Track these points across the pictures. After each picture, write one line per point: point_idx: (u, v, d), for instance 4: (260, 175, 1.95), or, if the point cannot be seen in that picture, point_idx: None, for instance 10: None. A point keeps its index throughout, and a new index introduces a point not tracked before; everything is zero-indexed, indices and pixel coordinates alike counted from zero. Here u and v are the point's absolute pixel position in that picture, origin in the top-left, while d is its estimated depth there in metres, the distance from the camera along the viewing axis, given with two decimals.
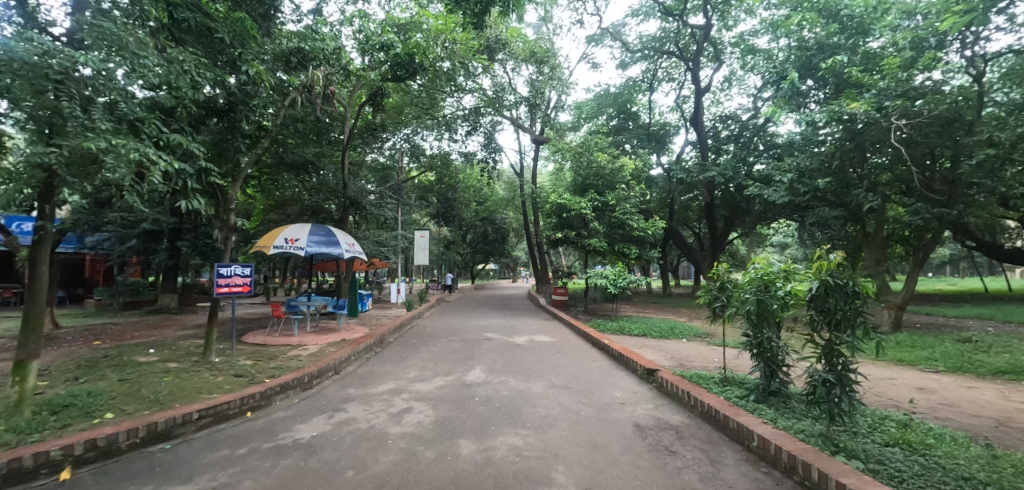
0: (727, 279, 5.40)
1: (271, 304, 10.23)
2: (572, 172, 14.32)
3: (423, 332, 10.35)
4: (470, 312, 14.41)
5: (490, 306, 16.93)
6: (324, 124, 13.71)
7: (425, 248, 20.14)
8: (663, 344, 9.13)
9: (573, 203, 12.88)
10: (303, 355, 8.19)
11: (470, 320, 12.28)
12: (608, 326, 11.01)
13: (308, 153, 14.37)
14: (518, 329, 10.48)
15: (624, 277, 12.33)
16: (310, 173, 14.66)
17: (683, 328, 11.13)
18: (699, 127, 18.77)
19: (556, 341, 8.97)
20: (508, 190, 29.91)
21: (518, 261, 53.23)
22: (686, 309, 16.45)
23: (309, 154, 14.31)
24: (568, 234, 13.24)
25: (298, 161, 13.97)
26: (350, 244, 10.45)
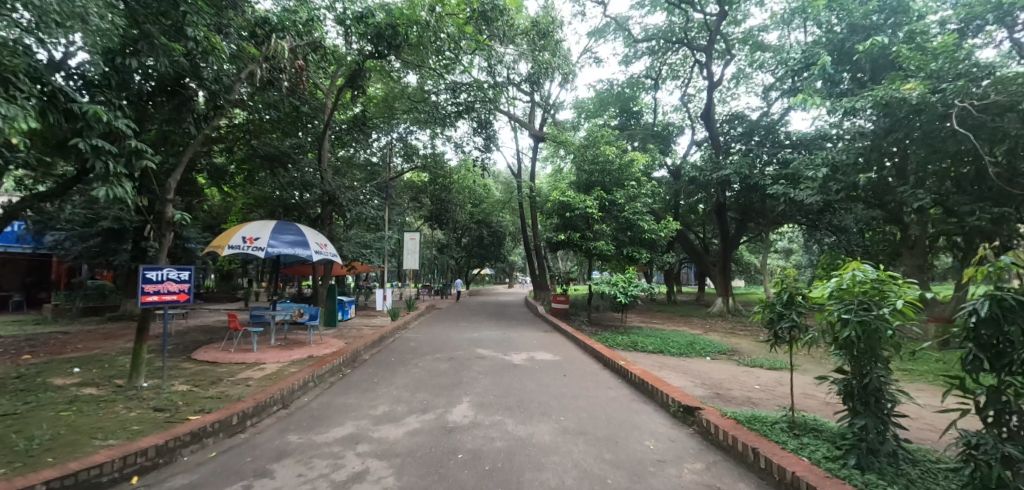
0: (799, 291, 4.06)
1: (228, 314, 8.67)
2: (576, 168, 12.91)
3: (405, 347, 8.93)
4: (463, 322, 13.02)
5: (484, 315, 15.50)
6: (300, 111, 12.30)
7: (415, 251, 18.76)
8: (685, 364, 7.75)
9: (577, 202, 11.51)
10: (255, 377, 6.76)
11: (461, 332, 10.89)
12: (617, 340, 9.60)
13: (284, 146, 13.21)
14: (516, 343, 9.14)
15: (634, 284, 10.92)
16: (286, 166, 13.21)
17: (703, 343, 9.76)
18: (710, 123, 17.48)
19: (561, 360, 7.58)
20: (505, 192, 28.58)
21: (514, 266, 51.82)
22: (698, 319, 15.09)
23: (284, 146, 13.14)
24: (571, 236, 11.80)
25: (272, 153, 12.83)
26: (322, 245, 8.97)
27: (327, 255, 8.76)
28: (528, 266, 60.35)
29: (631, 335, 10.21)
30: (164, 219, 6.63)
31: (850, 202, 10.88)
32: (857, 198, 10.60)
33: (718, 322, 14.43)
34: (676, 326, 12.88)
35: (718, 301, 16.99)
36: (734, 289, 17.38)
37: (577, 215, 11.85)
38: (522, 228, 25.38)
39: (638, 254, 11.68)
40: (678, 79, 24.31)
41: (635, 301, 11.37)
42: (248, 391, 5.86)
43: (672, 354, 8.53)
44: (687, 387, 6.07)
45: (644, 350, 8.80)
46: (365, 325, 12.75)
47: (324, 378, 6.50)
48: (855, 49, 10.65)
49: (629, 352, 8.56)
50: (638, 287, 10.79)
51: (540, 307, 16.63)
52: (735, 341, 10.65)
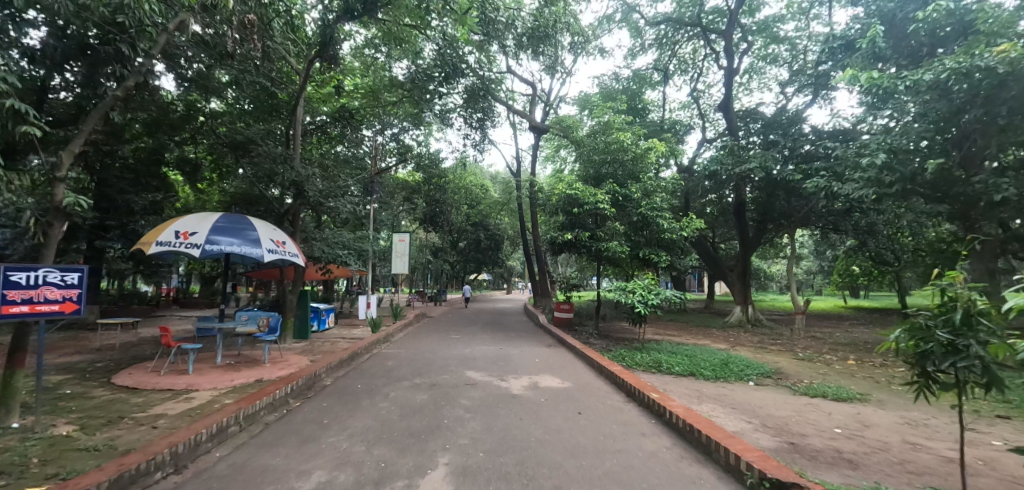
0: (982, 306, 2.49)
1: (160, 327, 6.99)
2: (584, 158, 11.28)
3: (379, 367, 7.30)
4: (453, 334, 11.41)
5: (479, 324, 13.87)
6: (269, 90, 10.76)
7: (405, 254, 17.20)
8: (728, 393, 6.13)
9: (586, 196, 9.81)
10: (172, 414, 5.14)
11: (451, 347, 9.28)
12: (637, 358, 8.00)
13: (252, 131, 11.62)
14: (516, 363, 7.58)
15: (653, 289, 9.27)
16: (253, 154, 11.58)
17: (736, 361, 8.20)
18: (728, 113, 15.99)
19: (573, 388, 5.97)
20: (504, 192, 27.06)
21: (511, 272, 50.29)
22: (717, 331, 13.54)
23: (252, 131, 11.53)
24: (579, 236, 10.16)
25: (237, 139, 11.23)
26: (280, 242, 7.29)
27: (283, 255, 7.10)
28: (528, 271, 58.71)
29: (651, 351, 8.60)
30: (53, 203, 5.06)
31: (904, 197, 9.35)
32: (914, 191, 9.06)
33: (741, 335, 12.85)
34: (696, 340, 11.30)
35: (736, 310, 15.43)
36: (753, 297, 15.83)
37: (587, 210, 10.16)
38: (522, 229, 23.80)
39: (653, 257, 10.12)
40: (687, 73, 22.96)
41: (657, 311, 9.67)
42: (145, 439, 4.23)
43: (706, 378, 6.93)
44: (747, 433, 4.44)
45: (671, 373, 7.18)
46: (341, 337, 11.12)
47: (261, 416, 4.87)
48: (910, 18, 9.16)
49: (653, 376, 6.95)
50: (660, 294, 9.12)
51: (541, 315, 15.07)
52: (770, 359, 9.10)
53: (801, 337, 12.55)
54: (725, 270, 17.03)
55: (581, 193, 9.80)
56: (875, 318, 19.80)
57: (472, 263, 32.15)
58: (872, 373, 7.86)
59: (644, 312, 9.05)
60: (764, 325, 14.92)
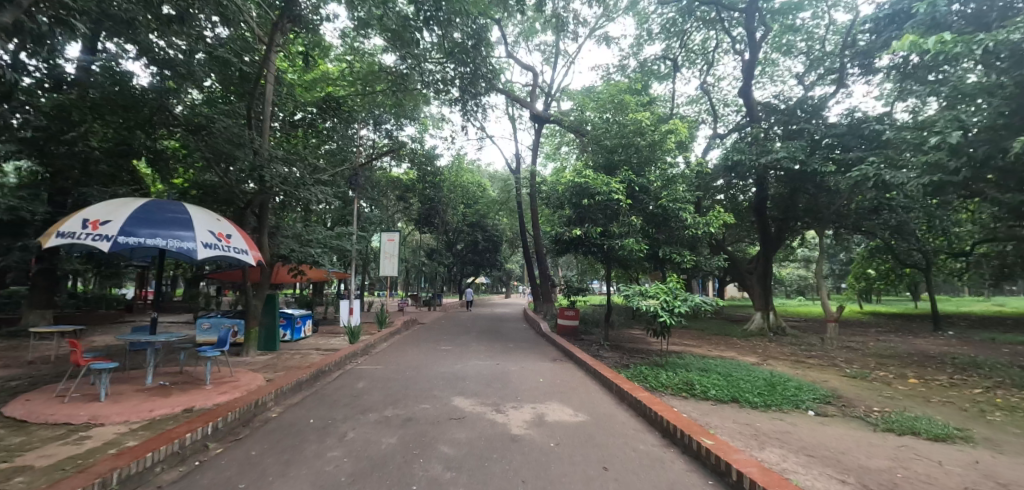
0: None
1: (69, 341, 5.55)
2: (595, 144, 9.87)
3: (347, 389, 5.88)
4: (443, 345, 9.99)
5: (474, 332, 12.47)
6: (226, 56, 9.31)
7: (393, 255, 15.70)
8: (790, 430, 4.74)
9: (600, 184, 8.27)
10: (38, 468, 3.68)
11: (438, 362, 7.87)
12: (663, 378, 6.60)
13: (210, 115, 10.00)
14: (515, 385, 6.15)
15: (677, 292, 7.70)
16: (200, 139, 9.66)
17: (780, 381, 6.82)
18: (747, 100, 14.60)
19: (593, 425, 4.55)
20: (501, 190, 25.68)
21: (510, 275, 49.04)
22: (739, 341, 12.17)
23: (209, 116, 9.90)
24: (590, 232, 8.64)
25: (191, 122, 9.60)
26: (222, 235, 5.84)
27: (224, 252, 5.65)
28: (527, 274, 57.36)
29: (676, 368, 7.20)
30: None
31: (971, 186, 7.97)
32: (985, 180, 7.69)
33: (765, 345, 11.48)
34: (721, 352, 9.92)
35: (756, 317, 14.04)
36: (774, 303, 14.45)
37: (600, 200, 8.65)
38: (520, 229, 22.48)
39: (674, 256, 8.74)
40: (696, 65, 21.72)
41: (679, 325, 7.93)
42: None
43: (754, 405, 5.53)
44: None
45: (708, 399, 5.79)
46: (315, 348, 9.69)
47: (155, 476, 3.41)
48: None
49: (687, 403, 5.55)
50: (685, 299, 7.51)
51: (543, 322, 13.68)
52: (813, 376, 7.75)
53: (834, 348, 11.19)
54: (743, 273, 15.64)
55: (593, 181, 8.23)
56: (899, 325, 18.51)
57: (468, 265, 30.75)
58: (948, 397, 6.47)
59: (669, 322, 7.43)
60: (789, 334, 13.52)
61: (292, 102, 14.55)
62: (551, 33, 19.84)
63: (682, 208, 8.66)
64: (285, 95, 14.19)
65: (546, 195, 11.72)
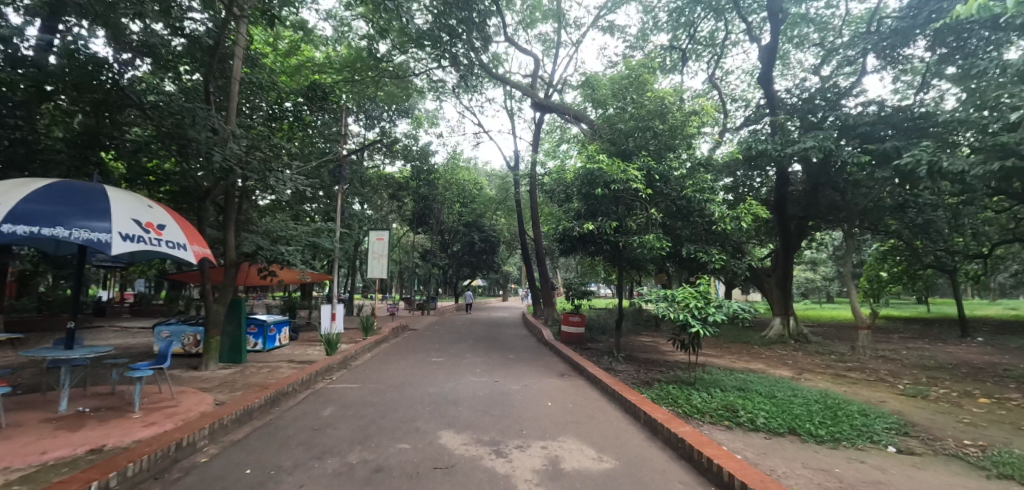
0: None
1: None
2: (610, 128, 8.66)
3: (310, 419, 4.70)
4: (434, 356, 8.82)
5: (470, 341, 11.31)
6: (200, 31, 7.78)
7: (383, 255, 14.33)
8: (882, 479, 3.61)
9: (616, 172, 7.04)
10: None
11: (426, 378, 6.67)
12: (699, 401, 5.44)
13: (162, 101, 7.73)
14: (520, 411, 4.98)
15: (709, 295, 6.21)
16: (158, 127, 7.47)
17: (834, 402, 5.71)
18: (767, 89, 13.48)
19: (628, 475, 3.39)
20: (498, 189, 24.53)
21: (507, 277, 48.05)
22: (760, 349, 11.07)
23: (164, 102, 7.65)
24: (604, 227, 7.39)
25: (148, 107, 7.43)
26: (151, 226, 4.68)
27: (153, 246, 4.48)
28: (525, 276, 56.27)
29: (709, 388, 6.08)
30: None
31: None
32: None
33: (791, 355, 10.35)
34: (748, 364, 8.78)
35: (776, 323, 12.98)
36: (794, 308, 13.39)
37: (615, 191, 7.41)
38: (519, 229, 21.32)
39: (700, 257, 7.59)
40: (703, 57, 20.66)
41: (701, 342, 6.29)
42: None
43: (820, 440, 4.42)
44: None
45: (760, 431, 4.66)
46: (288, 360, 8.52)
47: None
48: None
49: (736, 438, 4.41)
50: (719, 301, 6.05)
51: (545, 329, 12.51)
52: (865, 395, 6.63)
53: (869, 358, 10.08)
54: (763, 276, 14.36)
55: (608, 169, 7.00)
56: (918, 330, 17.51)
57: (464, 267, 29.56)
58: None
59: (701, 333, 5.96)
60: (812, 342, 12.41)
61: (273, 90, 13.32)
62: (552, 22, 18.77)
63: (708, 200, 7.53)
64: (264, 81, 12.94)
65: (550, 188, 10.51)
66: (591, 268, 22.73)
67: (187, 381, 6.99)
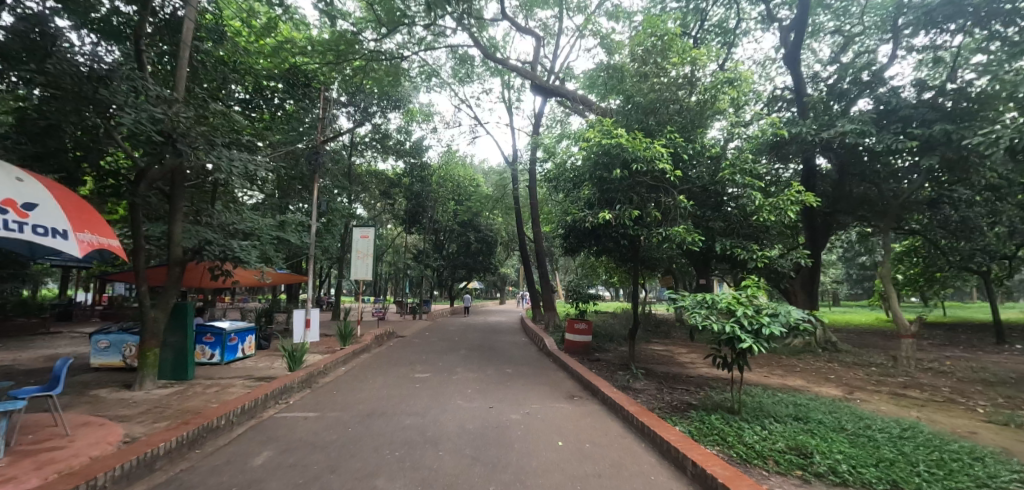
0: None
1: None
2: (628, 102, 7.41)
3: (229, 473, 3.38)
4: (418, 370, 7.50)
5: (463, 350, 9.97)
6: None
7: (368, 254, 12.95)
8: None
9: (639, 149, 5.73)
10: None
11: (402, 403, 5.32)
12: (755, 439, 4.13)
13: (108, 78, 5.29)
14: (524, 459, 3.66)
15: (760, 301, 4.85)
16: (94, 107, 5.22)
17: (925, 438, 4.43)
18: (793, 71, 12.22)
19: None
20: (495, 185, 23.25)
21: (503, 280, 46.70)
22: (790, 362, 9.76)
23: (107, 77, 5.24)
24: (626, 217, 5.99)
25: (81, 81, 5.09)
26: (11, 205, 3.34)
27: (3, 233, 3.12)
28: (522, 280, 54.79)
29: (760, 419, 4.80)
30: None
31: None
32: None
33: (827, 367, 9.10)
34: (786, 381, 7.47)
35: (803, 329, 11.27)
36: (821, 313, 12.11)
37: (638, 171, 6.05)
38: (518, 228, 19.97)
39: (738, 252, 6.28)
40: (714, 45, 19.37)
41: (746, 364, 4.92)
42: None
43: None
44: None
45: (853, 489, 3.35)
46: (244, 375, 7.20)
47: None
48: None
49: None
50: (775, 309, 4.68)
51: (546, 337, 11.22)
52: (947, 423, 5.35)
53: (917, 371, 8.80)
54: (794, 288, 12.51)
55: (629, 144, 5.68)
56: (946, 335, 16.32)
57: (459, 268, 28.27)
58: None
59: (753, 349, 4.58)
60: (843, 350, 11.15)
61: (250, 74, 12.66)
62: (553, 7, 17.53)
63: (746, 184, 6.31)
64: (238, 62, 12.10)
65: (555, 178, 9.22)
66: (594, 270, 21.47)
67: (110, 405, 5.67)
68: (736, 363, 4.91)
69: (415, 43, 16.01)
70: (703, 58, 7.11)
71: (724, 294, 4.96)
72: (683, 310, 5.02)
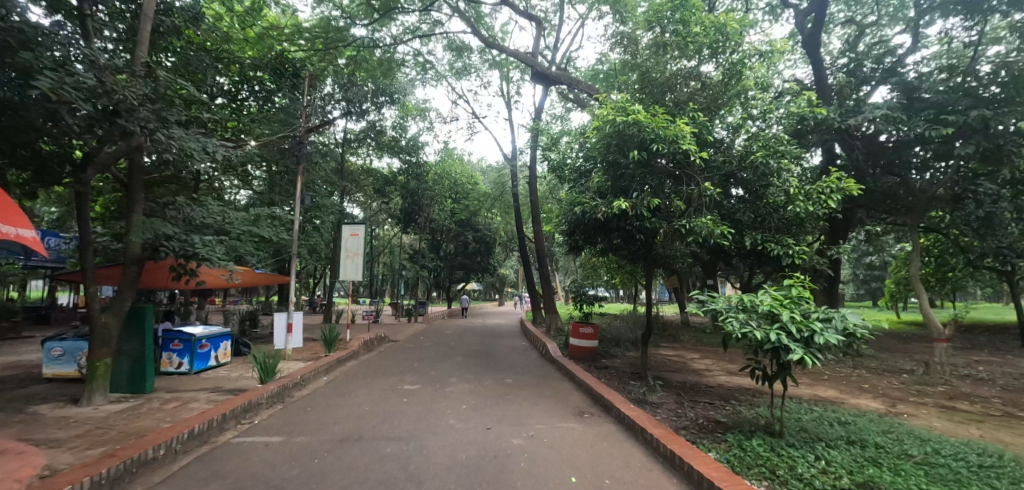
0: None
1: None
2: (642, 81, 6.62)
3: None
4: (408, 381, 6.71)
5: (459, 357, 9.18)
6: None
7: (358, 253, 12.14)
8: None
9: (659, 127, 4.97)
10: None
11: (384, 424, 4.52)
12: (813, 473, 3.36)
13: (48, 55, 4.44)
14: None
15: (806, 304, 4.10)
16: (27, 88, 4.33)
17: (1016, 470, 3.64)
18: (811, 58, 11.46)
19: None
20: (493, 183, 22.47)
21: (502, 281, 45.94)
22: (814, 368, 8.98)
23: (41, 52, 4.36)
24: (645, 206, 5.20)
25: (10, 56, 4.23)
26: None
27: None
28: (521, 281, 53.98)
29: (810, 445, 4.02)
30: None
31: None
32: None
33: (855, 375, 8.31)
34: (817, 392, 6.69)
35: None
36: None
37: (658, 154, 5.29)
38: (517, 226, 19.17)
39: (773, 247, 5.54)
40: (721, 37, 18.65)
41: (791, 380, 4.14)
42: None
43: None
44: None
45: None
46: (211, 387, 6.40)
47: None
48: None
49: None
50: (828, 315, 3.92)
51: (549, 342, 10.43)
52: (1021, 445, 4.57)
53: (954, 379, 8.06)
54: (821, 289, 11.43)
55: (648, 121, 4.93)
56: (966, 338, 15.53)
57: (457, 269, 27.46)
58: None
59: (802, 362, 3.82)
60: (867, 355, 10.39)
61: (233, 64, 12.80)
62: None
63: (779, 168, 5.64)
64: (222, 51, 11.97)
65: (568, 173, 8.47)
66: (596, 270, 20.69)
67: (46, 426, 4.86)
68: (780, 378, 4.14)
69: (408, 31, 15.20)
70: (729, 28, 6.30)
71: (763, 295, 4.20)
72: (716, 312, 4.25)
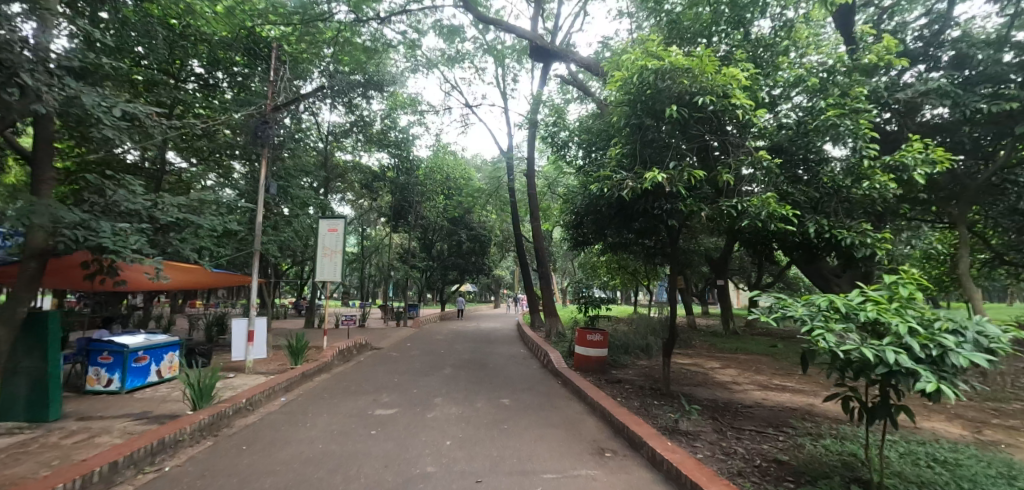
0: None
1: None
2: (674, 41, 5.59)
3: None
4: (382, 404, 5.46)
5: (448, 369, 7.95)
6: None
7: (337, 251, 10.93)
8: None
9: (704, 75, 3.85)
10: None
11: (333, 477, 3.27)
12: None
13: None
14: None
15: (922, 309, 2.93)
16: None
17: None
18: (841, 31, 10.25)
19: None
20: (488, 178, 21.22)
21: (498, 281, 44.81)
22: None
23: None
24: (683, 180, 4.03)
25: None
26: None
27: None
28: (517, 281, 52.84)
29: None
30: None
31: None
32: None
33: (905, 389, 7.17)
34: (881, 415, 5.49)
35: None
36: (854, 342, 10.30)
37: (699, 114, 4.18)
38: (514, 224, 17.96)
39: (842, 233, 4.52)
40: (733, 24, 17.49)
41: (903, 414, 2.94)
42: None
43: None
44: None
45: None
46: (136, 412, 5.16)
47: None
48: None
49: None
50: (958, 324, 2.79)
51: (550, 350, 9.22)
52: None
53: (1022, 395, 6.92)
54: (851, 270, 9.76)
55: (689, 66, 3.83)
56: None
57: (450, 270, 26.26)
58: None
59: (934, 394, 2.62)
60: None
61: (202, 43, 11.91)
62: None
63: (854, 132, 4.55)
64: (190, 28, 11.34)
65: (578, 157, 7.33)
66: (596, 270, 19.56)
67: None
68: (888, 411, 2.94)
69: (395, 11, 13.98)
70: None
71: (858, 297, 3.05)
72: (796, 319, 3.08)
